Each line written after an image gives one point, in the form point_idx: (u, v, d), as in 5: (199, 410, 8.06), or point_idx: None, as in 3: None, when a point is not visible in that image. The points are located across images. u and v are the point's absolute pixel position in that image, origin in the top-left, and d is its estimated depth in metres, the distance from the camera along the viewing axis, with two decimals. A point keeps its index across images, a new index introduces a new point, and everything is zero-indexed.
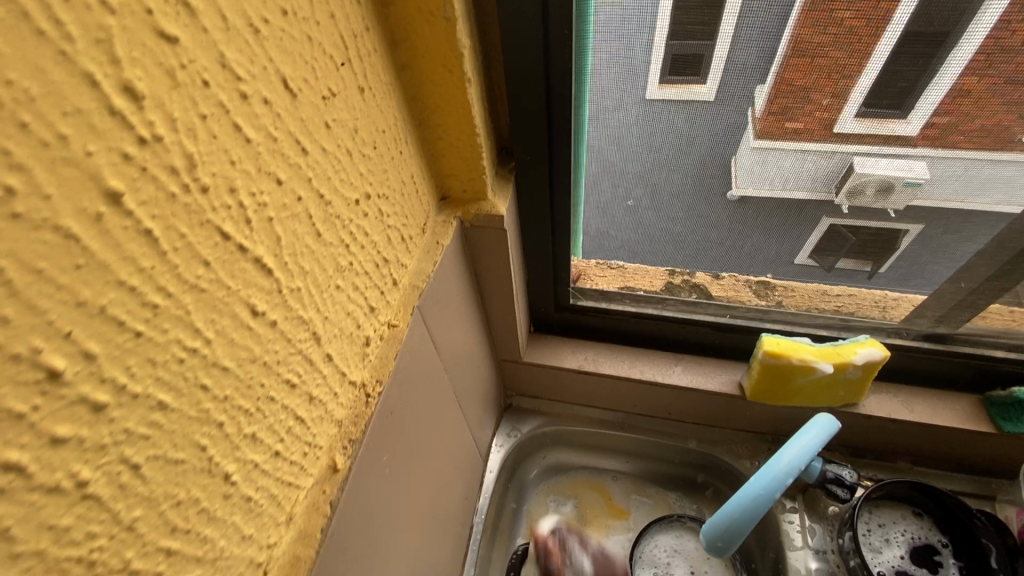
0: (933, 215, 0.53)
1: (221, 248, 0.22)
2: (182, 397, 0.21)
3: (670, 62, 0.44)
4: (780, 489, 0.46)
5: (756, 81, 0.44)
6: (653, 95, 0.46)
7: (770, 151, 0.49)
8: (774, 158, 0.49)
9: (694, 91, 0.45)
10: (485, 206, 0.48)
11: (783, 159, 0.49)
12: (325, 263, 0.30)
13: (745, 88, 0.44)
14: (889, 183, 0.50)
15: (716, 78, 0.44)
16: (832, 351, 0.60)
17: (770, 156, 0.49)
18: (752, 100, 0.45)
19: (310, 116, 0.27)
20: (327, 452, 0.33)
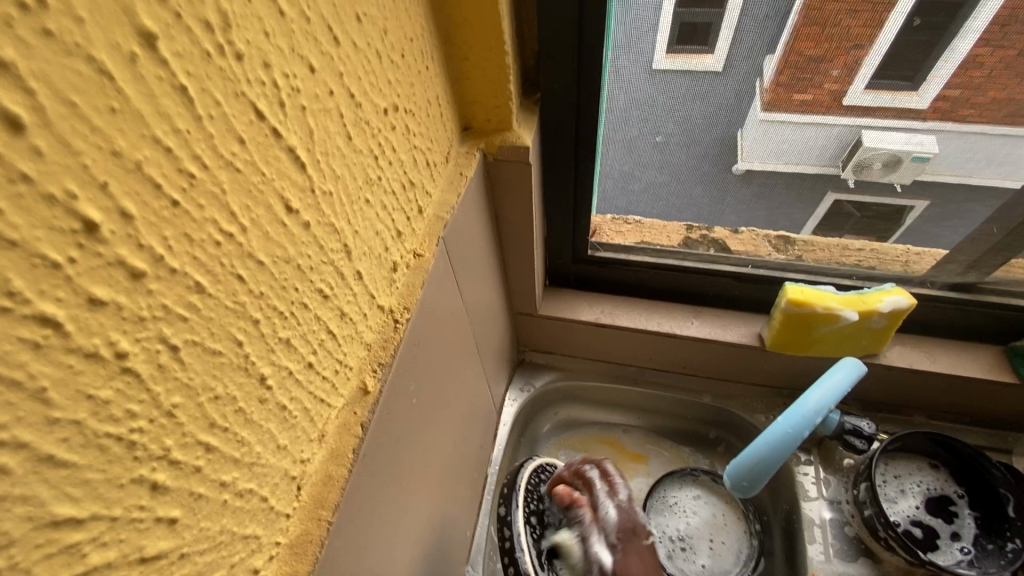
0: (941, 188, 0.55)
1: (255, 128, 0.21)
2: (219, 284, 0.20)
3: (678, 29, 0.46)
4: (808, 428, 0.45)
5: (764, 51, 0.46)
6: (661, 64, 0.48)
7: (777, 123, 0.52)
8: (785, 132, 0.52)
9: (702, 61, 0.47)
10: (510, 137, 0.46)
11: (794, 129, 0.52)
12: (355, 171, 0.29)
13: (753, 58, 0.47)
14: (897, 157, 0.53)
15: (725, 49, 0.47)
16: (857, 299, 0.59)
17: (778, 127, 0.52)
18: (760, 70, 0.48)
19: (342, 4, 0.25)
20: (357, 374, 0.32)
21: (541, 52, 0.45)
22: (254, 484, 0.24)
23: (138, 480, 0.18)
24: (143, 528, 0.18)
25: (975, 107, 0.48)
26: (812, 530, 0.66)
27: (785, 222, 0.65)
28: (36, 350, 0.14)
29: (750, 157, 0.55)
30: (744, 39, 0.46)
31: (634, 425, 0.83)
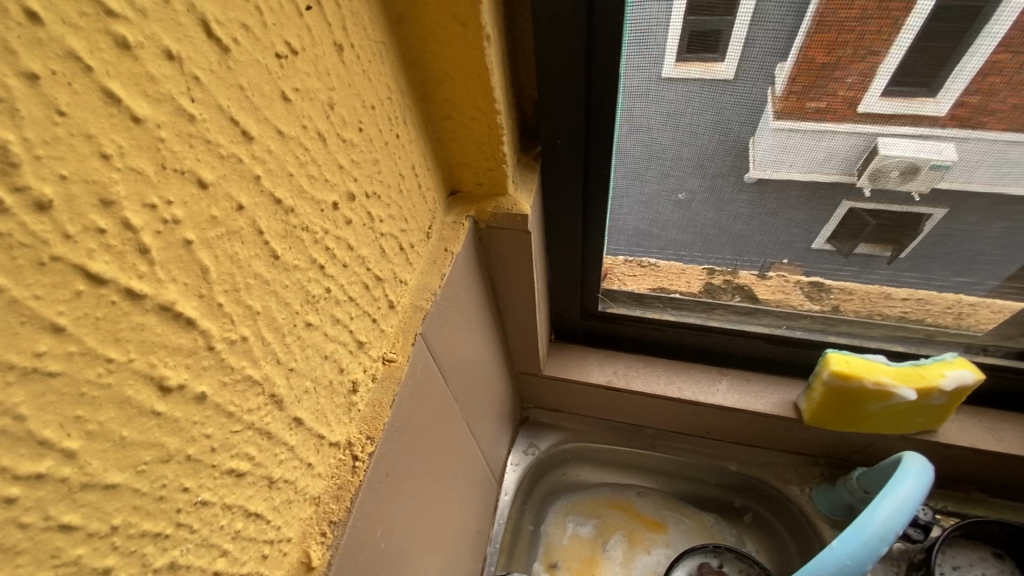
0: (977, 206, 0.44)
1: (89, 299, 0.13)
2: (22, 555, 0.13)
3: (687, 39, 0.36)
4: (871, 559, 0.36)
5: (777, 58, 0.36)
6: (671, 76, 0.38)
7: (792, 133, 0.40)
8: (801, 139, 0.40)
9: (713, 71, 0.37)
10: (506, 202, 0.38)
11: (809, 136, 0.40)
12: (289, 295, 0.21)
13: (768, 68, 0.37)
14: (915, 165, 0.41)
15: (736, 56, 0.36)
16: (915, 373, 0.50)
17: (794, 137, 0.41)
18: (774, 81, 0.37)
19: (254, 82, 0.18)
20: (298, 544, 0.24)
21: (541, 103, 0.38)
22: None
23: None
24: None
25: (993, 115, 0.38)
26: None
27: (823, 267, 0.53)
28: None
29: (762, 165, 0.44)
30: (761, 46, 0.35)
31: (649, 488, 0.75)
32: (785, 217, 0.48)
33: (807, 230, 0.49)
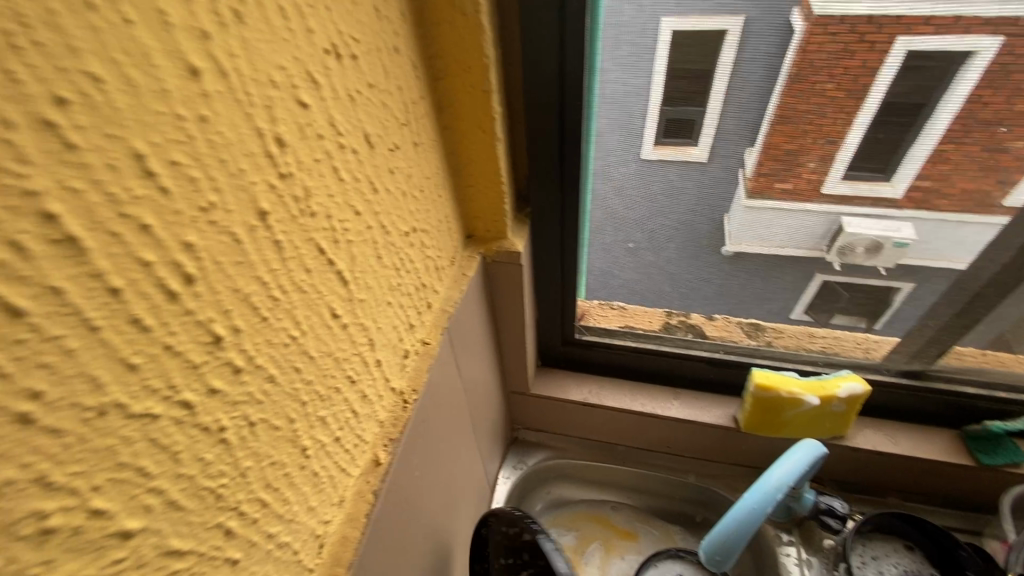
0: (923, 272, 0.63)
1: (318, 260, 0.29)
2: (284, 375, 0.27)
3: (665, 125, 0.54)
4: (770, 504, 0.50)
5: (745, 145, 0.55)
6: (648, 155, 0.57)
7: (763, 209, 0.60)
8: (765, 215, 0.61)
9: (687, 152, 0.56)
10: (505, 244, 0.55)
11: (770, 217, 0.61)
12: (382, 281, 0.37)
13: (737, 151, 0.55)
14: (879, 243, 0.61)
15: (704, 141, 0.55)
16: (818, 384, 0.65)
17: (763, 213, 0.61)
18: (742, 162, 0.56)
19: (381, 163, 0.34)
20: (372, 447, 0.38)
21: (531, 178, 0.55)
22: (290, 539, 0.29)
23: (215, 526, 0.23)
24: (215, 568, 0.23)
25: (946, 197, 0.56)
26: None
27: (752, 308, 0.74)
28: (178, 425, 0.20)
29: (737, 238, 0.64)
30: (721, 145, 0.55)
31: (623, 503, 0.85)
32: (703, 261, 0.68)
33: (721, 271, 0.69)
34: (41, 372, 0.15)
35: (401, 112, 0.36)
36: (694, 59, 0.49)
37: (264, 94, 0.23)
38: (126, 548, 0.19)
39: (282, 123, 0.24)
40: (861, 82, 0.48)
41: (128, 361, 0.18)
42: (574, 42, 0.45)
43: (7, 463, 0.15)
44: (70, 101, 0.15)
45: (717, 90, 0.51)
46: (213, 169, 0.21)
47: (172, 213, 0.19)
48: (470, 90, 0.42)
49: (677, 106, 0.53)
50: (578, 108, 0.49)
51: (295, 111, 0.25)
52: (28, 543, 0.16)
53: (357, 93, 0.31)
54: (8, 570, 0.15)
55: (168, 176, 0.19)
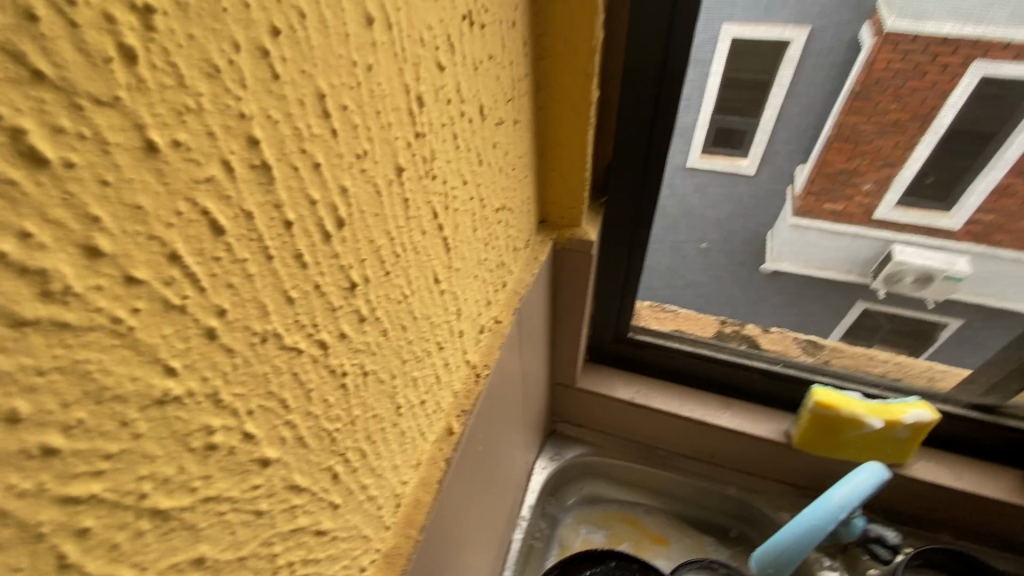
0: None
1: (431, 223, 0.29)
2: (392, 330, 0.27)
3: (716, 133, 0.59)
4: (833, 522, 0.49)
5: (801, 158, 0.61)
6: (696, 162, 0.61)
7: None
8: None
9: (738, 162, 0.65)
10: (578, 232, 0.54)
11: None
12: (474, 253, 0.37)
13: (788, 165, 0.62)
14: None
15: (759, 149, 0.62)
16: (882, 408, 0.64)
17: None
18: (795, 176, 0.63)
19: (488, 136, 0.35)
20: (446, 416, 0.38)
21: (611, 167, 0.55)
22: (377, 492, 0.29)
23: (327, 468, 0.24)
24: (321, 509, 0.24)
25: (1005, 235, 0.69)
26: None
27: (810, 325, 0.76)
28: (314, 362, 0.21)
29: None
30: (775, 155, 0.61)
31: (655, 507, 0.84)
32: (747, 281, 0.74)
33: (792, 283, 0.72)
34: (227, 292, 0.16)
35: (509, 87, 0.36)
36: (750, 70, 0.56)
37: (415, 51, 0.23)
38: (262, 476, 0.19)
39: (423, 83, 0.25)
40: (927, 99, 0.54)
41: (287, 294, 0.18)
42: (680, 38, 0.45)
43: (192, 374, 0.15)
44: (280, 32, 0.16)
45: (774, 99, 0.60)
46: (370, 119, 0.21)
47: (336, 155, 0.19)
48: (572, 72, 0.42)
49: (726, 116, 0.59)
50: (673, 97, 0.49)
51: (434, 72, 0.25)
52: (196, 455, 0.16)
53: (481, 63, 0.31)
54: (180, 480, 0.15)
55: (338, 119, 0.19)
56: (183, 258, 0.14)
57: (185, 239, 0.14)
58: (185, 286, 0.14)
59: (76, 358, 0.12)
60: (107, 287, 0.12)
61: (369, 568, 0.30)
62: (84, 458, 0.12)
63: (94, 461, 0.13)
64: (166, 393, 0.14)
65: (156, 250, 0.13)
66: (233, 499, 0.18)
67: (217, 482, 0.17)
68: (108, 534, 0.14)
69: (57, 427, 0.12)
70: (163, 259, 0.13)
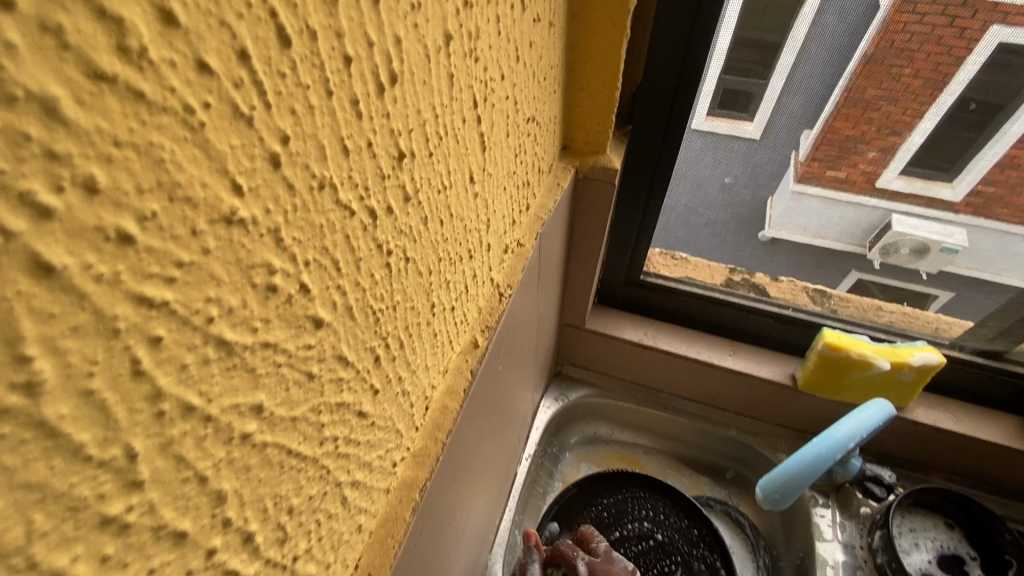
0: (958, 280, 0.70)
1: (471, 113, 0.28)
2: (432, 221, 0.26)
3: (721, 94, 0.57)
4: (840, 452, 0.51)
5: (803, 127, 0.60)
6: (699, 125, 0.60)
7: (806, 195, 0.67)
8: (811, 203, 0.67)
9: (743, 127, 0.61)
10: (602, 159, 0.53)
11: (815, 204, 0.67)
12: (505, 162, 0.36)
13: (789, 134, 0.61)
14: (926, 245, 0.68)
15: (759, 117, 0.60)
16: (890, 351, 0.65)
17: (806, 200, 0.67)
18: (796, 145, 0.62)
19: (524, 31, 0.32)
20: (472, 329, 0.38)
21: (642, 91, 0.56)
22: (410, 389, 0.29)
23: (369, 349, 0.23)
24: (363, 391, 0.24)
25: (1006, 207, 0.62)
26: (824, 570, 0.68)
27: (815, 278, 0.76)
28: (365, 230, 0.20)
29: (774, 225, 0.71)
30: (777, 121, 0.60)
31: (654, 448, 0.86)
32: (742, 248, 0.74)
33: (797, 249, 0.73)
34: (290, 118, 0.15)
35: None
36: (752, 25, 0.53)
37: None
38: (315, 337, 0.19)
39: None
40: (941, 70, 0.53)
41: (344, 143, 0.17)
42: None
43: (257, 201, 0.14)
44: None
45: (783, 62, 0.56)
46: None
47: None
48: None
49: (736, 76, 0.57)
50: (714, 10, 0.49)
51: None
52: (258, 294, 0.15)
53: None
54: (243, 316, 0.15)
55: None
56: (252, 61, 0.13)
57: (254, 39, 0.13)
58: (252, 94, 0.13)
59: (151, 140, 0.11)
60: (180, 67, 0.11)
61: (398, 464, 0.30)
62: (158, 258, 0.12)
63: (165, 265, 0.12)
64: (234, 213, 0.13)
65: (227, 42, 0.12)
66: (288, 353, 0.18)
67: (276, 330, 0.16)
68: (177, 352, 0.13)
69: (133, 213, 0.11)
70: (232, 55, 0.12)
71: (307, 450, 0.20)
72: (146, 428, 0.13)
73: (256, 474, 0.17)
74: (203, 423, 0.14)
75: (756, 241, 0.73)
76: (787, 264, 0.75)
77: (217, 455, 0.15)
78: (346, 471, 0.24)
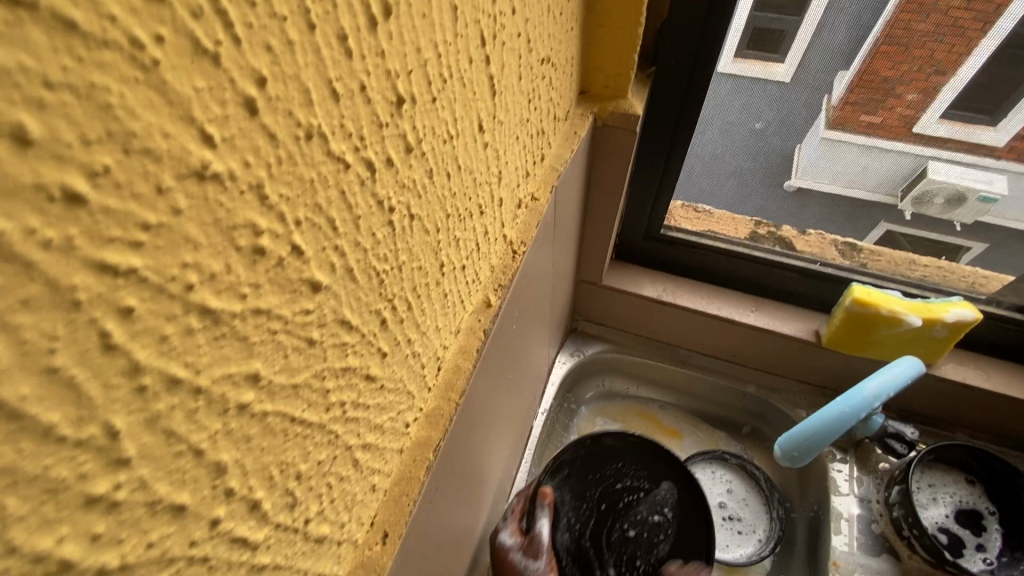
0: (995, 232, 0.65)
1: (478, 52, 0.25)
2: (439, 173, 0.24)
3: (750, 34, 0.54)
4: (864, 411, 0.49)
5: (840, 68, 0.55)
6: (726, 67, 0.56)
7: (838, 142, 0.62)
8: (841, 150, 0.62)
9: (772, 69, 0.57)
10: (622, 104, 0.50)
11: (847, 151, 0.62)
12: (518, 108, 0.33)
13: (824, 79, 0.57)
14: (961, 194, 0.62)
15: (792, 59, 0.56)
16: (922, 307, 0.62)
17: (838, 146, 0.62)
18: (830, 88, 0.58)
19: None
20: (484, 289, 0.36)
21: (667, 27, 0.52)
22: (421, 351, 0.28)
23: (375, 312, 0.22)
24: (370, 355, 0.23)
25: None
26: (838, 522, 0.68)
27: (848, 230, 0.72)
28: (362, 186, 0.18)
29: (802, 174, 0.67)
30: (812, 63, 0.56)
31: (670, 403, 0.86)
32: (768, 202, 0.71)
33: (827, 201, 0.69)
34: (267, 57, 0.13)
35: None
36: None
37: None
38: (313, 302, 0.17)
39: None
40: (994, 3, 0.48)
41: (333, 87, 0.16)
42: None
43: (233, 154, 0.13)
44: None
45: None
46: None
47: None
48: None
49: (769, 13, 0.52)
50: None
51: None
52: (243, 257, 0.14)
53: None
54: (229, 281, 0.14)
55: None
56: None
57: None
58: (217, 27, 0.11)
59: (93, 81, 0.09)
60: None
61: (411, 425, 0.30)
62: (118, 220, 0.10)
63: (129, 228, 0.11)
64: (206, 167, 0.12)
65: None
66: (285, 319, 0.16)
67: (268, 296, 0.15)
68: (154, 323, 0.12)
69: (81, 169, 0.09)
70: None
71: (312, 416, 0.19)
72: (127, 404, 0.12)
73: (258, 443, 0.17)
74: (192, 395, 0.13)
75: (783, 192, 0.69)
76: (815, 217, 0.72)
77: (212, 427, 0.15)
78: (357, 434, 0.24)
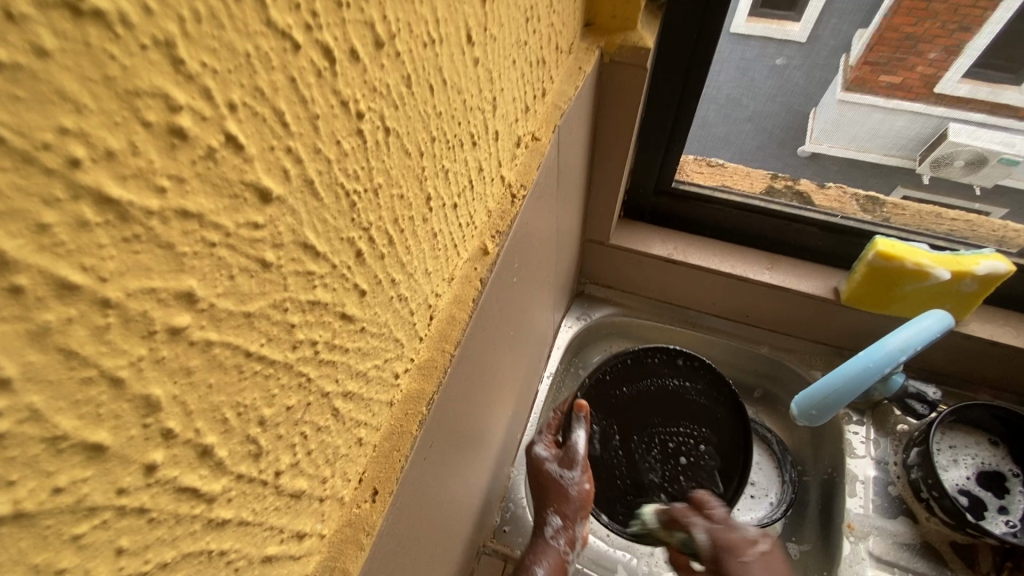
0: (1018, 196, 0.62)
1: None
2: (420, 84, 0.21)
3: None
4: (889, 365, 0.46)
5: (858, 25, 0.55)
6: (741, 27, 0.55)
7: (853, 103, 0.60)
8: (857, 109, 0.60)
9: (786, 27, 0.56)
10: (632, 37, 0.46)
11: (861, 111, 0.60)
12: (513, 26, 0.30)
13: (839, 29, 0.56)
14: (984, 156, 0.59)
15: (807, 18, 0.55)
16: (952, 259, 0.59)
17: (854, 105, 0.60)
18: (849, 46, 0.57)
19: None
20: (480, 235, 0.34)
21: None
22: (409, 296, 0.26)
23: (348, 241, 0.19)
24: (345, 291, 0.20)
25: None
26: (853, 485, 0.66)
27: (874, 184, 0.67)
28: (319, 78, 0.15)
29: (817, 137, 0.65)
30: (826, 21, 0.55)
31: None
32: (783, 159, 0.68)
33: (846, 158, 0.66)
34: None
35: None
36: None
37: None
38: (264, 215, 0.15)
39: None
40: None
41: None
42: None
43: None
44: None
45: None
46: None
47: None
48: None
49: None
50: None
51: None
52: (157, 139, 0.11)
53: None
54: (138, 168, 0.11)
55: None
56: None
57: None
58: None
59: None
60: None
61: (401, 376, 0.28)
62: None
63: None
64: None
65: None
66: (226, 231, 0.14)
67: (199, 196, 0.13)
68: (24, 203, 0.09)
69: None
70: None
71: (274, 354, 0.17)
72: None
73: (203, 379, 0.14)
74: (98, 308, 0.11)
75: (796, 156, 0.67)
76: (834, 172, 0.68)
77: (135, 352, 0.12)
78: (335, 381, 0.21)
